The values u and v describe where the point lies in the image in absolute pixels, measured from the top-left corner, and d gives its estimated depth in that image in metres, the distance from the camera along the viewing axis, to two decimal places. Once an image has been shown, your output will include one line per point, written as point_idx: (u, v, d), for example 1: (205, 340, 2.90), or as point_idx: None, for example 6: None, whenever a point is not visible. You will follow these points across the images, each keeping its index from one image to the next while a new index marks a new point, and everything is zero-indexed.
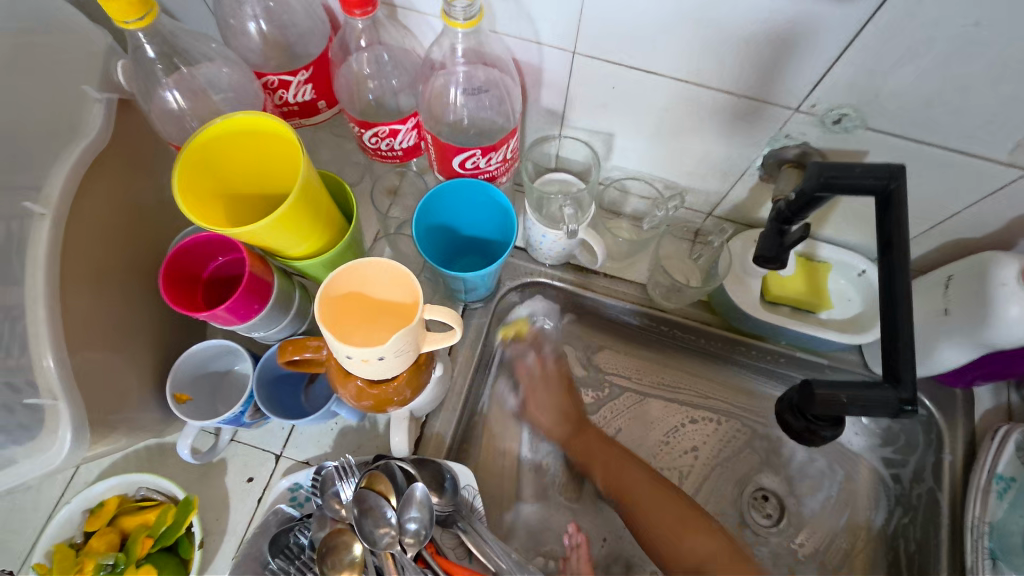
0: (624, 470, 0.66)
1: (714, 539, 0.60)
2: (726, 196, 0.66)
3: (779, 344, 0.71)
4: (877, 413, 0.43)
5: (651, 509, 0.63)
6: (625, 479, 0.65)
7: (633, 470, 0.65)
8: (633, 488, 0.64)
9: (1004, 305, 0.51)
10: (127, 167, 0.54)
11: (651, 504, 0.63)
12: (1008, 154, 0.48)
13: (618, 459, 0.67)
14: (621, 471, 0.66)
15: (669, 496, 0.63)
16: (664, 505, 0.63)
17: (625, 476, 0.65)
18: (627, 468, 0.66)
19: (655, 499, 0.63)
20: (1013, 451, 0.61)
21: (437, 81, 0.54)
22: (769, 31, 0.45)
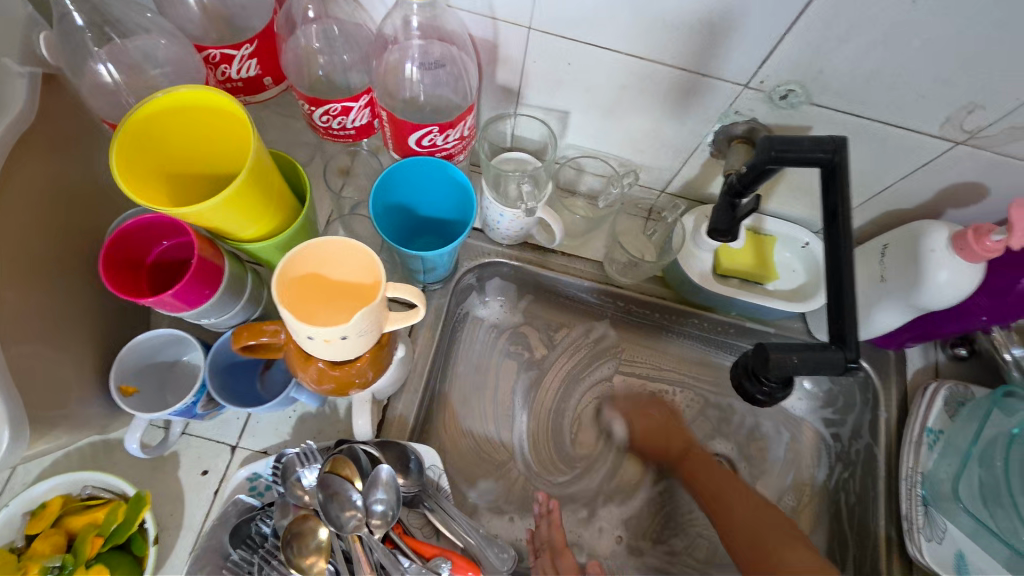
0: (667, 436, 0.71)
1: (753, 504, 0.64)
2: (678, 173, 0.68)
3: (729, 316, 0.73)
4: (826, 372, 0.45)
5: (704, 472, 0.68)
6: (673, 438, 0.71)
7: (705, 467, 0.69)
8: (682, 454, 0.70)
9: (933, 269, 0.55)
10: (63, 151, 0.51)
11: (708, 486, 0.67)
12: (936, 128, 0.52)
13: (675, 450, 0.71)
14: (664, 443, 0.71)
15: (720, 470, 0.68)
16: (718, 482, 0.67)
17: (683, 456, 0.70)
18: (674, 436, 0.71)
19: (711, 475, 0.68)
20: (941, 406, 0.66)
21: (391, 56, 0.53)
22: (723, 8, 0.46)
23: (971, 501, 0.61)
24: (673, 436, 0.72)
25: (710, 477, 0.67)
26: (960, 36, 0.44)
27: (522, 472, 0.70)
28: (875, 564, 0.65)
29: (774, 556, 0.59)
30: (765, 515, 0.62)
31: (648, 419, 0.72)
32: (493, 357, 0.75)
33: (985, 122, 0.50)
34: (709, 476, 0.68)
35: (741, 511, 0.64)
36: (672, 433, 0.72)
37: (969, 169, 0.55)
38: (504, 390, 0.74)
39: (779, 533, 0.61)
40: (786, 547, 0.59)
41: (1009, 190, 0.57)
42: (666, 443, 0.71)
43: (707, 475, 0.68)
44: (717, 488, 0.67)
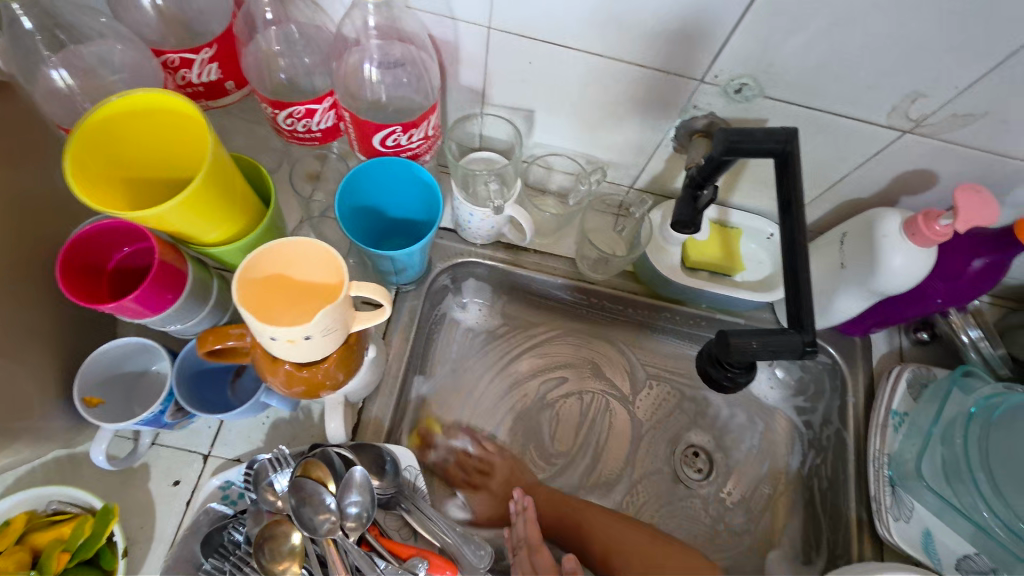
0: (582, 516, 0.66)
1: (683, 556, 0.61)
2: (644, 169, 0.69)
3: (699, 308, 0.75)
4: (785, 356, 0.47)
5: (599, 524, 0.65)
6: (586, 519, 0.66)
7: (587, 511, 0.66)
8: (582, 527, 0.66)
9: (888, 255, 0.57)
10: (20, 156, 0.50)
11: (598, 538, 0.65)
12: (885, 117, 0.54)
13: (575, 518, 0.66)
14: (581, 527, 0.66)
15: (633, 534, 0.64)
16: (637, 554, 0.62)
17: (573, 518, 0.67)
18: (580, 515, 0.66)
19: (603, 519, 0.65)
20: (904, 389, 0.68)
21: (352, 57, 0.54)
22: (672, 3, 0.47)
23: (934, 480, 0.63)
24: (571, 506, 0.67)
25: (612, 535, 0.64)
26: (897, 27, 0.46)
27: (500, 471, 0.70)
28: (848, 547, 0.66)
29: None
30: (672, 559, 0.61)
31: (543, 497, 0.68)
32: (468, 357, 0.75)
33: (930, 109, 0.52)
34: (610, 526, 0.65)
35: (666, 558, 0.61)
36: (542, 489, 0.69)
37: (919, 155, 0.57)
38: (480, 390, 0.74)
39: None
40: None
41: (958, 176, 0.59)
42: (502, 484, 0.69)
43: (607, 526, 0.65)
44: (630, 545, 0.63)
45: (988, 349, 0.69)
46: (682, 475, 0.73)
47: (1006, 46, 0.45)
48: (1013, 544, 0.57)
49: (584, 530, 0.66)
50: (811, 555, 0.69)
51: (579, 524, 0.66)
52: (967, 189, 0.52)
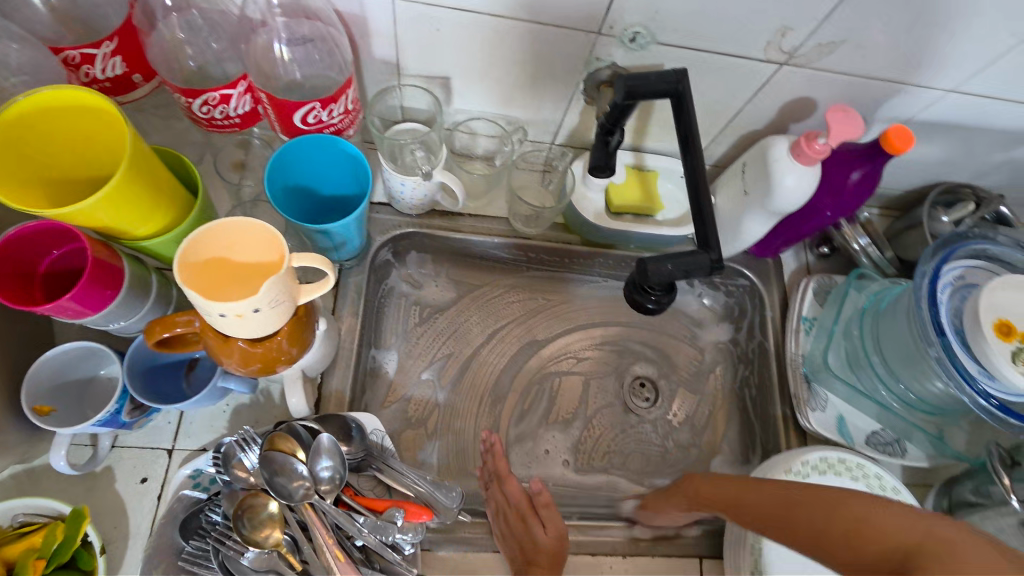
0: (778, 493, 0.58)
1: (885, 507, 0.50)
2: (562, 124, 0.73)
3: (630, 249, 0.80)
4: (697, 275, 0.53)
5: (853, 505, 0.52)
6: (775, 494, 0.58)
7: (779, 488, 0.58)
8: (790, 505, 0.55)
9: (782, 177, 0.64)
10: None
11: (821, 524, 0.52)
12: (762, 52, 0.59)
13: (784, 499, 0.56)
14: (780, 507, 0.56)
15: (826, 497, 0.54)
16: (834, 505, 0.53)
17: (767, 509, 0.57)
18: (784, 502, 0.56)
19: (766, 489, 0.59)
20: (812, 296, 0.77)
21: (261, 39, 0.55)
22: None
23: (841, 370, 0.72)
24: (742, 488, 0.61)
25: (796, 506, 0.55)
26: None
27: (465, 426, 0.74)
28: (777, 441, 0.75)
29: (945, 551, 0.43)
30: (894, 526, 0.47)
31: (710, 485, 0.63)
32: (420, 324, 0.77)
33: (799, 42, 0.58)
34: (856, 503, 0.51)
35: (876, 515, 0.50)
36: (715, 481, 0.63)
37: (796, 85, 0.64)
38: (436, 354, 0.77)
39: (880, 518, 0.49)
40: (933, 544, 0.44)
41: (832, 100, 0.66)
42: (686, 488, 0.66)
43: (817, 510, 0.53)
44: (852, 511, 0.51)
45: (875, 253, 0.77)
46: (630, 401, 0.79)
47: None
48: (907, 413, 0.69)
49: (787, 513, 0.55)
50: (748, 455, 0.77)
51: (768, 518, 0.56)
52: (836, 109, 0.59)
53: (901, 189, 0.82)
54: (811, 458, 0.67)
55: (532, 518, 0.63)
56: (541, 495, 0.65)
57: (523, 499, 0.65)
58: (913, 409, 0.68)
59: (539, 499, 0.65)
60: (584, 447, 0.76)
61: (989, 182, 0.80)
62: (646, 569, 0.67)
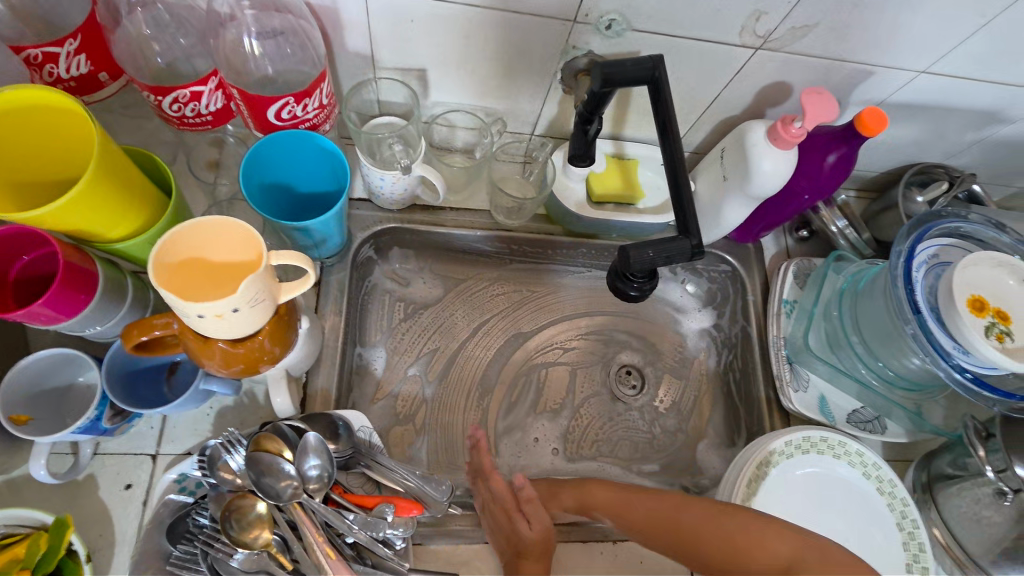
0: (672, 516, 0.61)
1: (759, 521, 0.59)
2: (540, 114, 0.73)
3: (612, 239, 0.80)
4: (678, 260, 0.54)
5: (729, 527, 0.59)
6: (672, 519, 0.61)
7: (674, 510, 0.61)
8: (676, 523, 0.61)
9: (760, 162, 0.64)
10: None
11: (710, 547, 0.59)
12: (737, 37, 0.60)
13: (664, 509, 0.62)
14: (655, 519, 0.62)
15: (722, 518, 0.60)
16: (759, 543, 0.57)
17: (655, 519, 0.62)
18: (658, 513, 0.62)
19: (658, 502, 0.62)
20: (792, 279, 0.79)
21: (230, 33, 0.53)
22: None
23: (822, 351, 0.73)
24: (616, 493, 0.64)
25: (666, 519, 0.61)
26: None
27: (453, 420, 0.74)
28: (761, 423, 0.76)
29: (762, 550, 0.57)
30: (776, 543, 0.57)
31: (593, 489, 0.65)
32: (404, 319, 0.77)
33: (772, 26, 0.58)
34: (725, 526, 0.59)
35: (735, 527, 0.59)
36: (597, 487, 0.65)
37: (772, 69, 0.64)
38: (422, 349, 0.76)
39: (766, 539, 0.58)
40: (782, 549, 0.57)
41: (807, 83, 0.67)
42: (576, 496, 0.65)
43: (709, 532, 0.59)
44: (730, 532, 0.59)
45: (853, 234, 0.79)
46: (616, 390, 0.80)
47: None
48: (886, 391, 0.70)
49: (671, 527, 0.61)
50: (734, 438, 0.79)
51: (651, 521, 0.62)
52: (810, 92, 0.60)
53: (877, 170, 0.83)
54: (793, 438, 0.68)
55: (516, 513, 0.63)
56: (525, 490, 0.64)
57: (508, 494, 0.64)
58: (892, 386, 0.70)
59: (523, 494, 0.64)
60: (573, 436, 0.76)
61: (962, 161, 0.82)
62: (638, 554, 0.67)
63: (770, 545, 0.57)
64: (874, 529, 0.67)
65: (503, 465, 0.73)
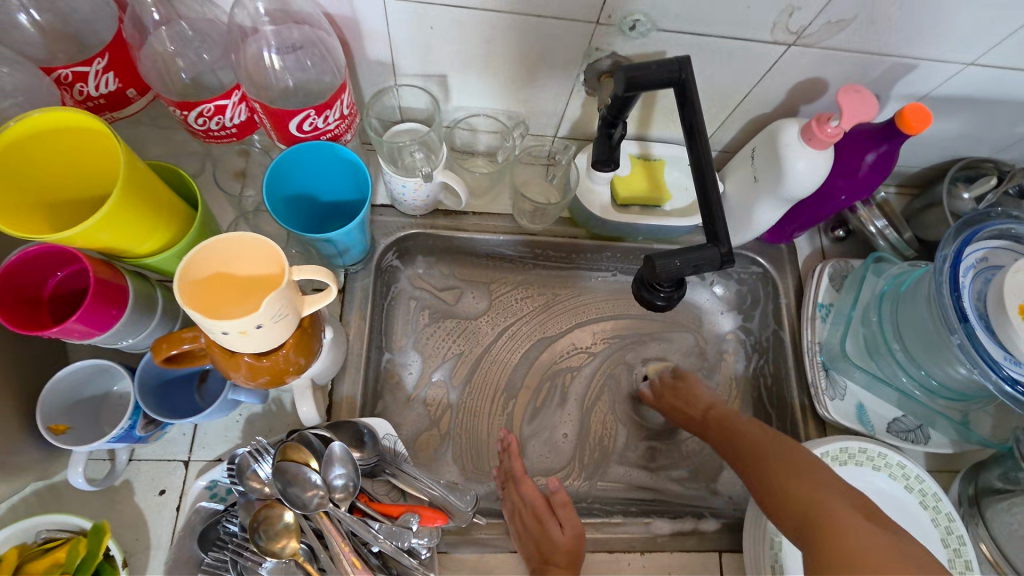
0: (776, 465, 0.60)
1: (831, 493, 0.56)
2: (564, 115, 0.71)
3: (637, 242, 0.78)
4: (707, 269, 0.52)
5: (807, 487, 0.57)
6: (758, 450, 0.63)
7: (780, 451, 0.62)
8: (791, 476, 0.59)
9: (793, 162, 0.62)
10: None
11: (790, 498, 0.57)
12: (769, 34, 0.57)
13: (777, 456, 0.61)
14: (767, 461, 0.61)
15: (785, 462, 0.60)
16: (798, 477, 0.58)
17: (762, 458, 0.62)
18: (774, 451, 0.62)
19: (770, 445, 0.63)
20: (827, 282, 0.75)
21: (251, 48, 0.54)
22: None
23: (859, 357, 0.71)
24: (747, 437, 0.65)
25: (774, 464, 0.60)
26: None
27: (477, 425, 0.73)
28: (796, 431, 0.74)
29: (835, 533, 0.52)
30: (845, 524, 0.52)
31: (740, 426, 0.67)
32: (427, 325, 0.76)
33: (807, 21, 0.56)
34: (814, 490, 0.56)
35: (804, 485, 0.57)
36: (732, 425, 0.68)
37: (807, 65, 0.61)
38: (444, 353, 0.76)
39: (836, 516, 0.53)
40: (839, 521, 0.53)
41: (842, 80, 0.64)
42: (687, 408, 0.71)
43: (807, 491, 0.56)
44: (806, 501, 0.56)
45: (893, 235, 0.75)
46: (625, 402, 0.78)
47: None
48: (929, 400, 0.67)
49: (773, 471, 0.60)
50: None
51: (766, 480, 0.60)
52: (848, 90, 0.57)
53: (920, 166, 0.79)
54: (831, 448, 0.66)
55: (548, 518, 0.64)
56: (559, 494, 0.67)
57: (538, 500, 0.65)
58: (935, 395, 0.66)
59: (556, 499, 0.66)
60: (595, 443, 0.75)
61: (1011, 155, 0.77)
62: (665, 565, 0.66)
63: (847, 533, 0.51)
64: (919, 543, 0.64)
65: (530, 468, 0.73)
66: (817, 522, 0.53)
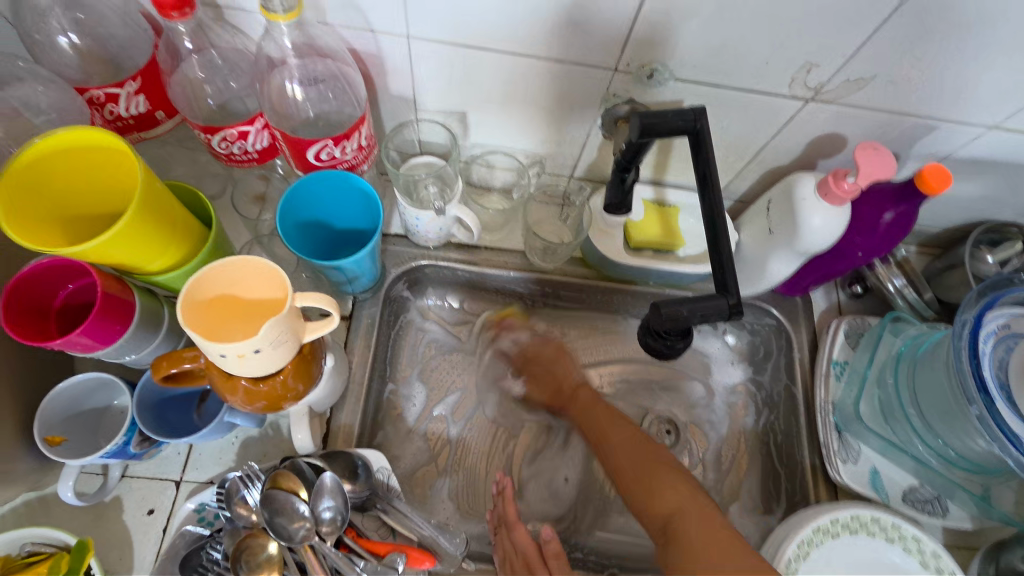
0: (640, 467, 0.62)
1: (692, 497, 0.59)
2: (579, 157, 0.72)
3: (649, 285, 0.77)
4: (714, 319, 0.51)
5: (664, 493, 0.59)
6: (625, 454, 0.64)
7: (647, 453, 0.63)
8: (650, 478, 0.61)
9: (809, 216, 0.61)
10: None
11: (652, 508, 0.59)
12: (787, 88, 0.57)
13: (645, 463, 0.63)
14: (644, 464, 0.63)
15: (646, 470, 0.62)
16: (653, 488, 0.60)
17: (625, 462, 0.64)
18: (633, 452, 0.64)
19: (631, 447, 0.64)
20: (843, 339, 0.73)
21: (276, 78, 0.55)
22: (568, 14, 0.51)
23: (873, 420, 0.68)
24: (611, 439, 0.66)
25: (635, 470, 0.62)
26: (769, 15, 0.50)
27: (474, 463, 0.72)
28: (805, 493, 0.70)
29: (687, 544, 0.55)
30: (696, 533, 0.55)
31: (607, 423, 0.68)
32: (432, 357, 0.76)
33: (825, 77, 0.56)
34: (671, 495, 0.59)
35: (665, 492, 0.60)
36: (603, 414, 0.69)
37: (824, 121, 0.61)
38: (448, 386, 0.75)
39: (695, 522, 0.56)
40: (695, 529, 0.56)
41: (862, 137, 0.63)
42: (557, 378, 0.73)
43: (663, 497, 0.59)
44: (665, 504, 0.59)
45: (912, 295, 0.73)
46: None
47: (870, 20, 0.50)
48: (946, 470, 0.64)
49: (636, 479, 0.62)
50: (772, 506, 0.73)
51: (632, 487, 0.62)
52: (866, 148, 0.56)
53: (943, 226, 0.78)
54: (841, 515, 0.63)
55: (539, 567, 0.61)
56: (551, 544, 0.63)
57: (531, 547, 0.62)
58: (953, 466, 0.63)
59: (549, 548, 0.63)
60: (595, 489, 0.72)
61: None
62: None
63: (698, 539, 0.55)
64: None
65: (526, 513, 0.71)
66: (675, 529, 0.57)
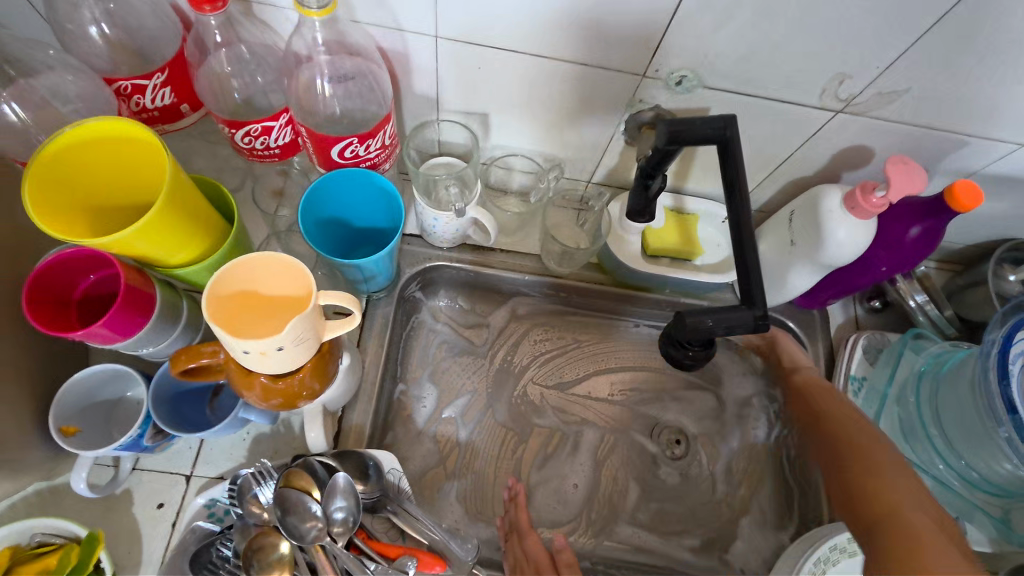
0: (860, 450, 0.61)
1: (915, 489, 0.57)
2: (600, 163, 0.71)
3: (665, 293, 0.77)
4: (739, 331, 0.50)
5: (886, 483, 0.58)
6: (849, 432, 0.63)
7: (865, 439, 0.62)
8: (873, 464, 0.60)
9: (833, 230, 0.60)
10: None
11: (868, 493, 0.58)
12: (817, 99, 0.57)
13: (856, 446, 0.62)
14: (861, 449, 0.61)
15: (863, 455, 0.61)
16: (877, 470, 0.59)
17: (843, 444, 0.63)
18: (847, 436, 0.63)
19: (861, 428, 0.63)
20: (861, 355, 0.72)
21: (303, 74, 0.55)
22: (601, 20, 0.51)
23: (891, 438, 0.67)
24: (845, 412, 0.66)
25: (858, 451, 0.61)
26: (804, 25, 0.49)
27: (484, 466, 0.71)
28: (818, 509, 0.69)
29: (917, 536, 0.52)
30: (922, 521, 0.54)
31: (820, 398, 0.68)
32: (444, 358, 0.75)
33: (857, 90, 0.55)
34: (899, 483, 0.57)
35: (880, 481, 0.58)
36: (824, 391, 0.68)
37: (852, 134, 0.61)
38: (459, 388, 0.74)
39: (916, 513, 0.55)
40: (919, 521, 0.54)
41: (888, 151, 0.63)
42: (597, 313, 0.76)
43: (888, 485, 0.57)
44: (886, 492, 0.57)
45: (934, 311, 0.73)
46: (638, 461, 0.74)
47: (907, 34, 0.49)
48: (967, 492, 0.63)
49: (858, 457, 0.61)
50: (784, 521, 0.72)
51: (851, 470, 0.61)
52: (895, 162, 0.56)
53: (964, 243, 0.77)
54: None
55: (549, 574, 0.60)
56: (564, 553, 0.63)
57: (543, 554, 0.61)
58: (974, 488, 0.63)
59: (562, 557, 0.63)
60: (605, 497, 0.72)
61: None
62: None
63: (926, 534, 0.52)
64: None
65: (536, 519, 0.70)
66: (896, 519, 0.55)
